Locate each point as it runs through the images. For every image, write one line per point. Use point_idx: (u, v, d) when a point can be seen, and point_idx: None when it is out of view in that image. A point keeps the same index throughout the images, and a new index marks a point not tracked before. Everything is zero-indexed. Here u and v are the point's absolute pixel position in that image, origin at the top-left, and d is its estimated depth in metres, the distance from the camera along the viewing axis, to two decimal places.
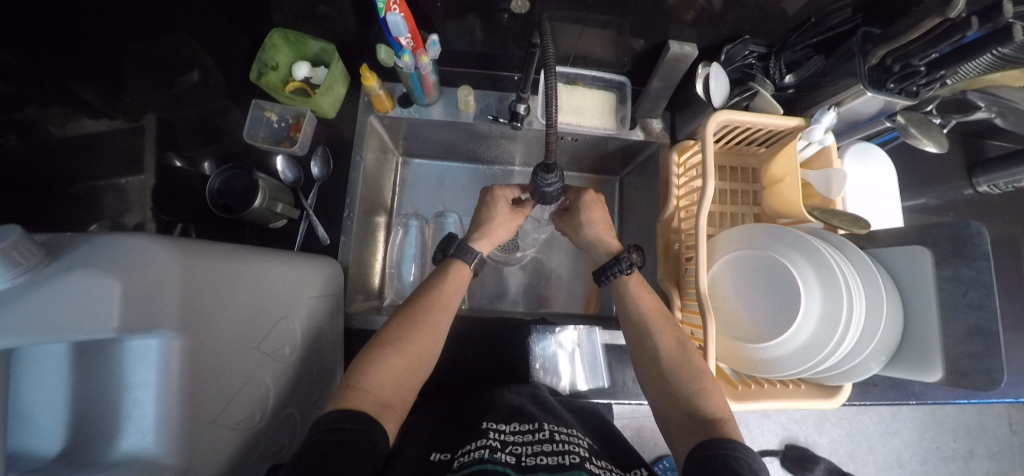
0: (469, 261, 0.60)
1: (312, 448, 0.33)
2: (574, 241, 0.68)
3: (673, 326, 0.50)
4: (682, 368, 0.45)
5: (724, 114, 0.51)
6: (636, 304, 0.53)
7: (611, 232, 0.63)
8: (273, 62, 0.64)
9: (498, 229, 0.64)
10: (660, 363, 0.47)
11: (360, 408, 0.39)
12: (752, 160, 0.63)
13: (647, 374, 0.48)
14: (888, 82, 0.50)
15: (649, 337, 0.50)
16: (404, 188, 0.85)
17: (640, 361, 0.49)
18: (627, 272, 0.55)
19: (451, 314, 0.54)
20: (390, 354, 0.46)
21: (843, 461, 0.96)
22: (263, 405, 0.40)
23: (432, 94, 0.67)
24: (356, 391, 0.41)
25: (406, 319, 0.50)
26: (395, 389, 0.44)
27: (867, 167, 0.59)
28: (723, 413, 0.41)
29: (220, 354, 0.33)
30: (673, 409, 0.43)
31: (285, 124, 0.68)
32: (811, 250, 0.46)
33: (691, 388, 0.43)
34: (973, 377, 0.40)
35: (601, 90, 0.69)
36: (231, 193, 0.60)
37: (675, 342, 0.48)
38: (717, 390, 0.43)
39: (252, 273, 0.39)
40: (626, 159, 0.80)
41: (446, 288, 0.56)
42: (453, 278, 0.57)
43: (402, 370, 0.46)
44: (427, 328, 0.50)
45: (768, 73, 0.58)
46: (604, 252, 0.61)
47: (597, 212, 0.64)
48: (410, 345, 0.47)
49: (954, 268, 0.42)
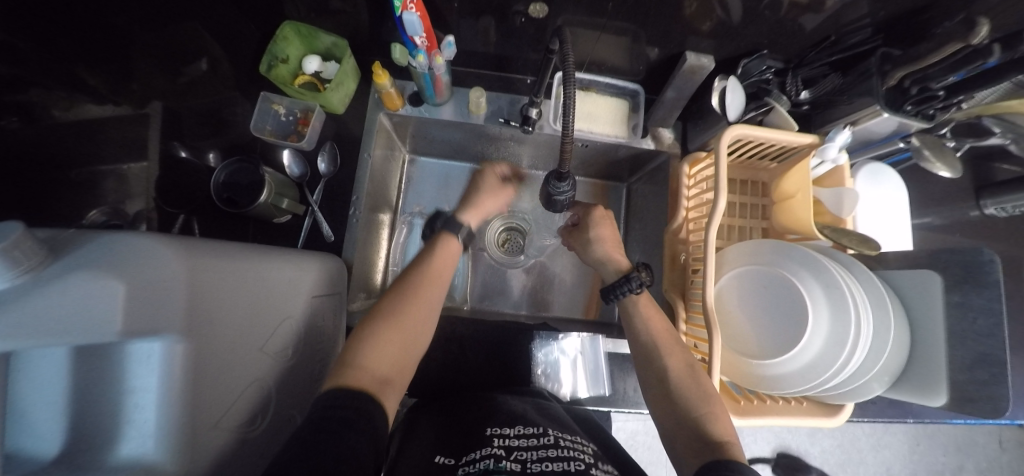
0: (457, 234, 0.59)
1: (315, 423, 0.33)
2: (581, 259, 0.67)
3: (682, 350, 0.49)
4: (691, 389, 0.44)
5: (739, 128, 0.50)
6: (644, 327, 0.52)
7: (621, 251, 0.62)
8: (284, 55, 0.63)
9: (485, 200, 0.64)
10: (669, 384, 0.46)
11: (357, 385, 0.38)
12: (762, 174, 0.63)
13: (654, 393, 0.48)
14: (905, 104, 0.49)
15: (658, 358, 0.49)
16: (410, 186, 0.84)
17: (647, 380, 0.49)
18: (637, 290, 0.55)
19: (443, 287, 0.53)
20: (383, 330, 0.45)
21: (835, 471, 0.98)
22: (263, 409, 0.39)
23: (444, 94, 0.66)
24: (352, 368, 0.40)
25: (398, 295, 0.49)
26: (391, 365, 0.43)
27: (877, 188, 0.59)
28: (730, 436, 0.40)
29: (224, 356, 0.33)
30: (681, 428, 0.43)
31: (292, 118, 0.67)
32: (820, 269, 0.46)
33: (700, 410, 0.43)
34: (978, 404, 0.39)
35: (614, 97, 0.69)
36: (237, 187, 0.59)
37: (685, 365, 0.47)
38: (724, 412, 0.43)
39: (261, 274, 0.39)
40: (634, 167, 0.80)
41: (436, 260, 0.54)
42: (443, 253, 0.56)
43: (398, 344, 0.45)
44: (419, 302, 0.49)
45: (784, 89, 0.57)
46: (614, 269, 0.60)
47: (606, 229, 0.64)
48: (405, 323, 0.47)
49: (964, 295, 0.42)
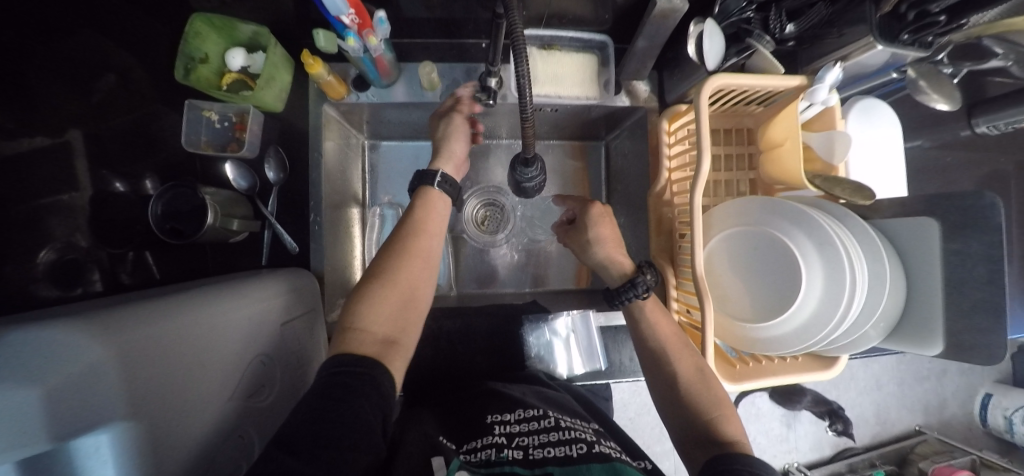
0: (435, 184, 0.53)
1: (319, 392, 0.33)
2: (580, 259, 0.64)
3: (692, 351, 0.47)
4: (701, 393, 0.44)
5: (719, 78, 0.45)
6: (651, 332, 0.50)
7: (622, 250, 0.58)
8: (201, 53, 0.55)
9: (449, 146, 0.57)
10: (678, 388, 0.46)
11: (363, 352, 0.38)
12: (748, 120, 0.59)
13: (660, 391, 0.48)
14: (902, 33, 0.43)
15: (667, 361, 0.47)
16: (376, 175, 0.79)
17: (656, 382, 0.48)
18: (644, 296, 0.51)
19: (437, 240, 0.50)
20: (379, 290, 0.43)
21: (827, 390, 0.96)
22: (236, 464, 0.39)
23: (390, 73, 0.59)
24: (352, 332, 0.40)
25: (389, 254, 0.46)
26: (393, 323, 0.42)
27: (870, 126, 0.55)
28: (740, 436, 0.41)
29: (182, 414, 0.31)
30: (690, 431, 0.44)
31: (228, 124, 0.59)
32: (812, 226, 0.44)
33: (710, 413, 0.43)
34: (973, 352, 0.39)
35: (579, 53, 0.62)
36: (179, 215, 0.54)
37: (693, 367, 0.46)
38: (734, 411, 0.44)
39: (207, 320, 0.36)
40: (611, 125, 0.74)
41: (423, 214, 0.50)
42: (426, 208, 0.51)
43: (397, 301, 0.43)
44: (412, 257, 0.46)
45: (766, 26, 0.49)
46: (616, 273, 0.56)
47: (606, 228, 0.59)
48: (400, 281, 0.44)
49: (963, 241, 0.39)
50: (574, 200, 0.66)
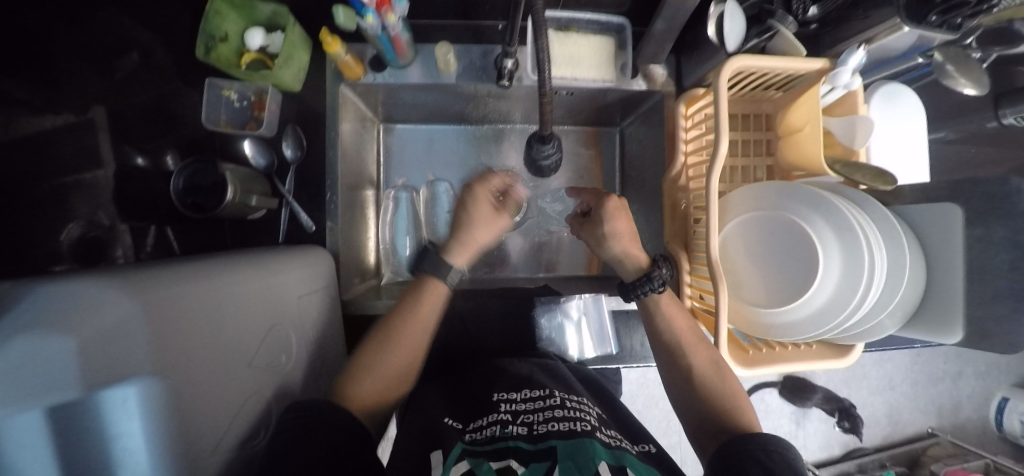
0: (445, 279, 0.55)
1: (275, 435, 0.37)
2: (595, 252, 0.63)
3: (707, 345, 0.50)
4: (716, 390, 0.46)
5: (740, 60, 0.44)
6: (667, 326, 0.51)
7: (637, 244, 0.58)
8: (221, 32, 0.56)
9: (477, 235, 0.56)
10: (695, 381, 0.48)
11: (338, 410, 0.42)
12: (767, 106, 0.58)
13: (674, 381, 0.50)
14: (930, 15, 0.42)
15: (682, 356, 0.49)
16: (390, 158, 0.80)
17: (672, 375, 0.50)
18: (660, 290, 0.51)
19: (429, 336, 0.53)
20: (372, 386, 0.47)
21: (839, 388, 0.96)
22: (257, 428, 0.40)
23: (406, 54, 0.59)
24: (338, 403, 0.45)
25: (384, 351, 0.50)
26: (377, 403, 0.47)
27: (893, 112, 0.53)
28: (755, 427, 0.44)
29: (204, 378, 0.31)
30: (702, 422, 0.46)
31: (247, 103, 0.61)
32: (831, 210, 0.43)
33: (727, 404, 0.45)
34: (993, 340, 0.38)
35: (597, 34, 0.61)
36: (199, 190, 0.55)
37: (709, 361, 0.48)
38: (747, 405, 0.46)
39: (227, 287, 0.36)
40: (626, 110, 0.73)
41: (421, 310, 0.53)
42: (428, 301, 0.53)
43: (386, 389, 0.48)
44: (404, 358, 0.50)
45: (789, 9, 0.50)
46: (634, 268, 0.56)
47: (622, 223, 0.58)
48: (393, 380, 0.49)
49: (987, 228, 0.39)
50: (589, 193, 0.64)
